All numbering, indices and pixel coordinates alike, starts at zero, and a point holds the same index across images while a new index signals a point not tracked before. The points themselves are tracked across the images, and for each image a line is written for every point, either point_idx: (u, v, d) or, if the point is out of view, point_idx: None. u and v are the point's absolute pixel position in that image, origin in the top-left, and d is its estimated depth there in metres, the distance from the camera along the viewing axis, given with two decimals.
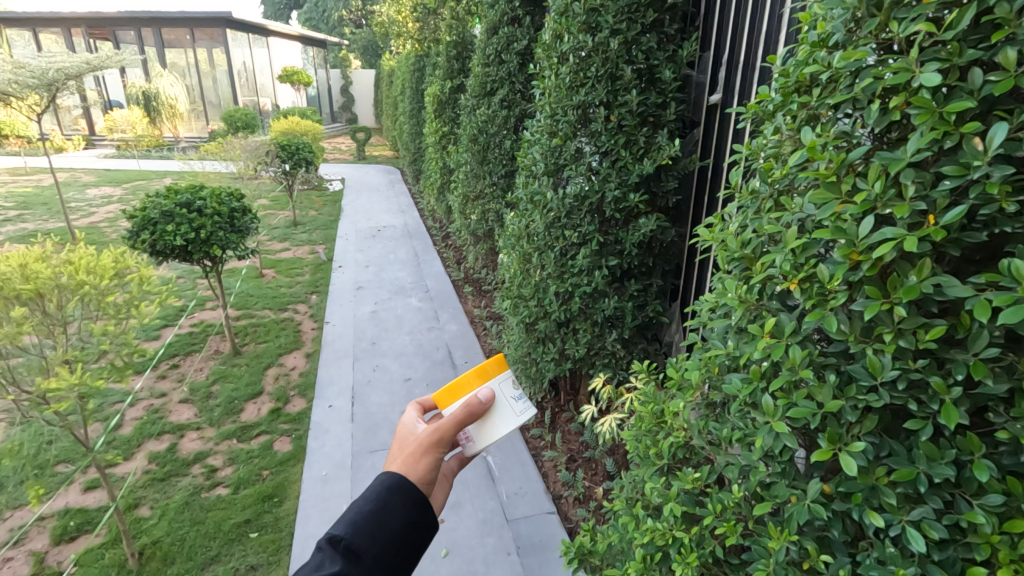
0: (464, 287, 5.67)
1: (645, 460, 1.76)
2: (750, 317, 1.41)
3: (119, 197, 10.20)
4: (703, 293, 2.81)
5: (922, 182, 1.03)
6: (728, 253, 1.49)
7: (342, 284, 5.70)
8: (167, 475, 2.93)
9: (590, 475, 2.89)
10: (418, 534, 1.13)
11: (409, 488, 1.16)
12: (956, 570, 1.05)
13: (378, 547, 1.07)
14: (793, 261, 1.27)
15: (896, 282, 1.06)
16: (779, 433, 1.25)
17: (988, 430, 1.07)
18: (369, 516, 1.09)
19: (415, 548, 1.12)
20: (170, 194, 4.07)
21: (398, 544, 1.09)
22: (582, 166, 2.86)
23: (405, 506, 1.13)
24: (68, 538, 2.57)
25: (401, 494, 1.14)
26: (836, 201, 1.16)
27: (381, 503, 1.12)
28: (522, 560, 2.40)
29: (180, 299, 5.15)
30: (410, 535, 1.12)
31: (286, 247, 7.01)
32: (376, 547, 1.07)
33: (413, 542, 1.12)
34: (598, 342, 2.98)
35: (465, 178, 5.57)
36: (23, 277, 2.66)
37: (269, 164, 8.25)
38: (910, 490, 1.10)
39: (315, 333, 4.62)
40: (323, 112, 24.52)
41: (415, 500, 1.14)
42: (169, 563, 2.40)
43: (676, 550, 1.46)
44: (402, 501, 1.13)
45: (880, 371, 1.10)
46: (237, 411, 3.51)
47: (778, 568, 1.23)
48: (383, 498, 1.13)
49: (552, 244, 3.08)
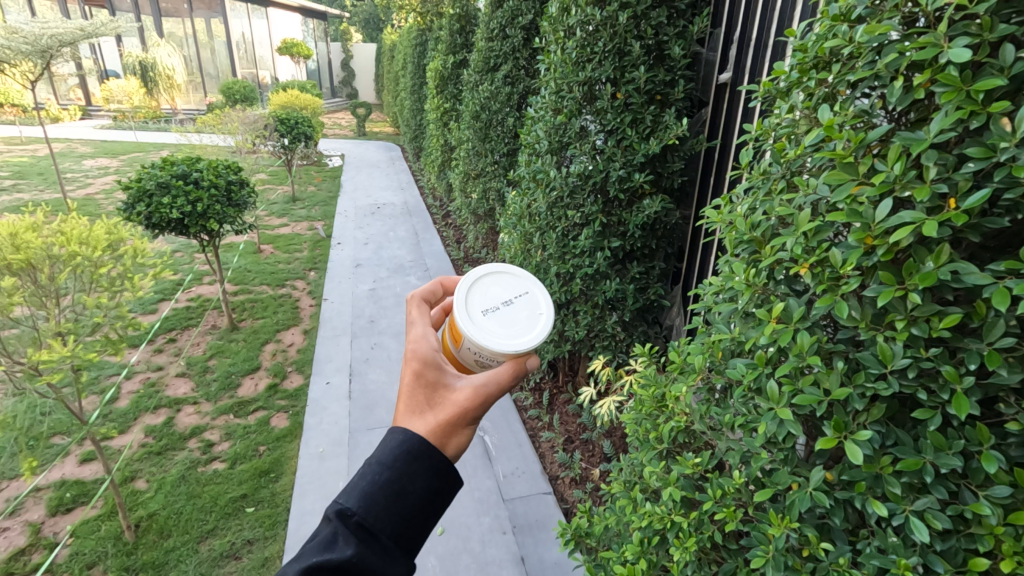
0: (463, 265, 5.60)
1: (644, 443, 1.74)
2: (757, 301, 1.38)
3: (117, 169, 10.09)
4: (706, 277, 2.78)
5: (944, 165, 0.99)
6: (737, 236, 1.44)
7: (340, 261, 5.65)
8: (163, 449, 2.92)
9: (587, 456, 2.88)
10: (439, 503, 1.02)
11: (430, 453, 1.03)
12: (958, 561, 1.04)
13: (395, 521, 0.96)
14: (805, 244, 1.22)
15: (911, 267, 1.03)
16: (784, 420, 1.22)
17: (998, 421, 1.05)
18: (386, 487, 0.97)
19: (435, 518, 1.02)
20: (166, 166, 3.98)
21: (415, 516, 0.98)
22: (586, 145, 2.81)
23: (426, 473, 1.01)
24: (65, 509, 2.56)
25: (422, 460, 1.01)
26: (852, 182, 1.12)
27: (398, 474, 0.99)
28: (517, 539, 2.41)
29: (177, 273, 5.10)
30: (430, 505, 1.01)
31: (284, 223, 6.94)
32: (392, 522, 0.95)
33: (433, 512, 1.01)
34: (598, 324, 2.95)
35: (466, 156, 5.48)
36: (14, 246, 2.60)
37: (268, 138, 8.14)
38: (915, 480, 1.09)
39: (313, 309, 4.59)
40: (324, 86, 24.18)
41: (437, 465, 1.02)
42: (166, 536, 2.40)
43: (674, 534, 1.45)
44: (422, 466, 1.01)
45: (891, 359, 1.07)
46: (234, 386, 3.50)
47: (778, 555, 1.22)
48: (401, 466, 0.99)
49: (554, 224, 3.03)
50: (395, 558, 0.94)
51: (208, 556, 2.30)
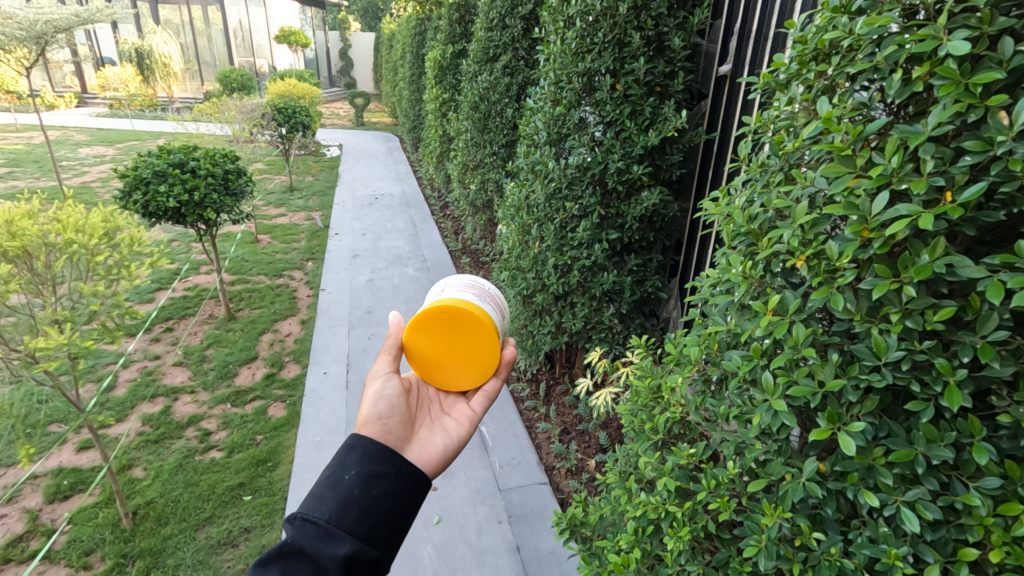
0: (461, 257, 5.56)
1: (640, 434, 1.73)
2: (753, 293, 1.37)
3: (113, 157, 10.02)
4: (704, 270, 2.79)
5: (942, 158, 0.99)
6: (734, 228, 1.43)
7: (337, 252, 5.63)
8: (161, 437, 2.93)
9: (583, 447, 2.88)
10: (381, 486, 1.05)
11: (366, 445, 1.11)
12: (947, 550, 1.08)
13: (335, 504, 0.99)
14: (801, 237, 1.22)
15: (907, 261, 1.04)
16: (778, 411, 1.23)
17: (989, 413, 1.07)
18: (324, 479, 1.04)
19: (384, 502, 1.03)
20: (162, 154, 3.95)
21: (356, 498, 1.01)
22: (585, 136, 2.80)
23: (361, 460, 1.07)
24: (62, 496, 2.56)
25: (356, 452, 1.09)
26: (849, 175, 1.12)
27: (333, 465, 1.06)
28: (513, 529, 2.43)
29: (173, 262, 5.07)
30: (374, 488, 1.04)
31: (281, 213, 6.90)
32: (332, 506, 0.99)
33: (378, 496, 1.04)
34: (596, 316, 2.95)
35: (465, 147, 5.45)
36: (10, 234, 2.59)
37: (265, 127, 8.12)
38: (907, 471, 1.12)
39: (310, 300, 4.57)
40: (322, 76, 24.04)
41: (371, 451, 1.09)
42: (163, 523, 2.41)
43: (668, 524, 1.46)
44: (358, 458, 1.08)
45: (885, 352, 1.09)
46: (231, 375, 3.50)
47: (771, 545, 1.24)
48: (337, 460, 1.07)
49: (552, 216, 3.02)
50: (338, 537, 0.95)
51: (205, 543, 2.32)
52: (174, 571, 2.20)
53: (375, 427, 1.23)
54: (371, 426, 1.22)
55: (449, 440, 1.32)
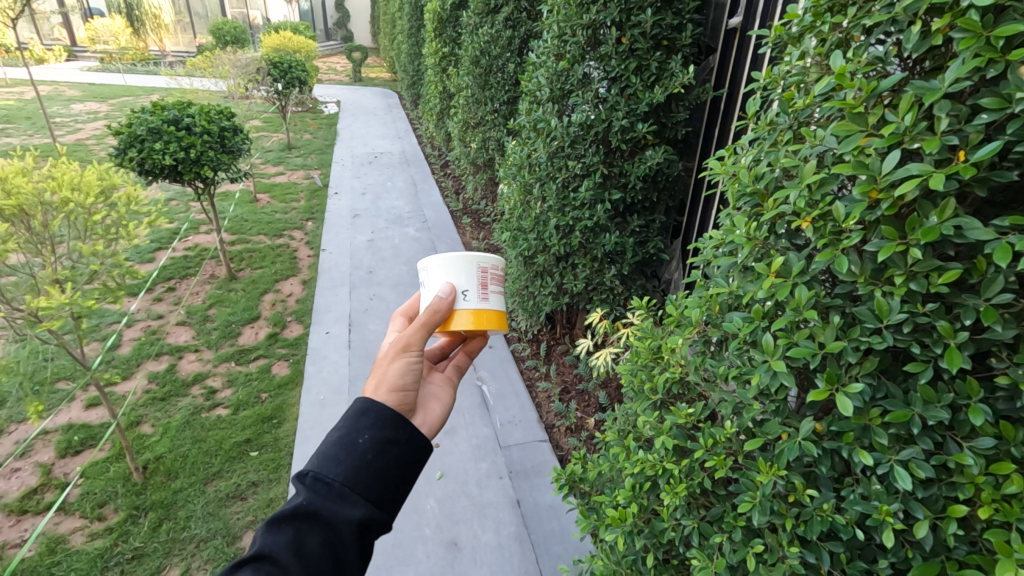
0: (462, 217, 5.50)
1: (639, 393, 1.75)
2: (757, 254, 1.36)
3: (107, 113, 9.82)
4: (707, 231, 2.78)
5: (957, 116, 0.97)
6: (740, 188, 1.41)
7: (337, 211, 5.57)
8: (167, 395, 2.97)
9: (582, 406, 2.92)
10: (393, 453, 1.07)
11: (378, 409, 1.12)
12: (937, 507, 1.11)
13: (349, 468, 1.01)
14: (808, 197, 1.20)
15: (915, 222, 1.02)
16: (777, 372, 1.24)
17: (987, 375, 1.08)
18: (337, 441, 1.05)
19: (394, 469, 1.06)
20: (156, 110, 3.86)
21: (369, 463, 1.03)
22: (589, 93, 2.72)
23: (374, 426, 1.08)
24: (74, 451, 2.61)
25: (369, 415, 1.10)
26: (860, 133, 1.09)
27: (346, 428, 1.07)
28: (513, 484, 2.49)
29: (172, 221, 5.03)
30: (385, 454, 1.06)
31: (280, 171, 6.80)
32: (346, 469, 1.01)
33: (389, 462, 1.06)
34: (597, 277, 2.95)
35: (466, 103, 5.32)
36: (6, 192, 2.55)
37: (260, 83, 7.91)
38: (902, 431, 1.14)
39: (311, 260, 4.56)
40: (318, 29, 23.28)
41: (384, 417, 1.10)
42: (173, 477, 2.48)
43: (665, 480, 1.50)
44: (371, 422, 1.09)
45: (887, 314, 1.09)
46: (234, 335, 3.53)
47: (765, 501, 1.28)
48: (350, 422, 1.08)
49: (554, 175, 2.97)
50: (351, 500, 0.98)
51: (215, 497, 2.39)
52: (185, 522, 2.27)
53: (391, 391, 1.19)
54: (386, 391, 1.17)
55: (447, 407, 1.34)
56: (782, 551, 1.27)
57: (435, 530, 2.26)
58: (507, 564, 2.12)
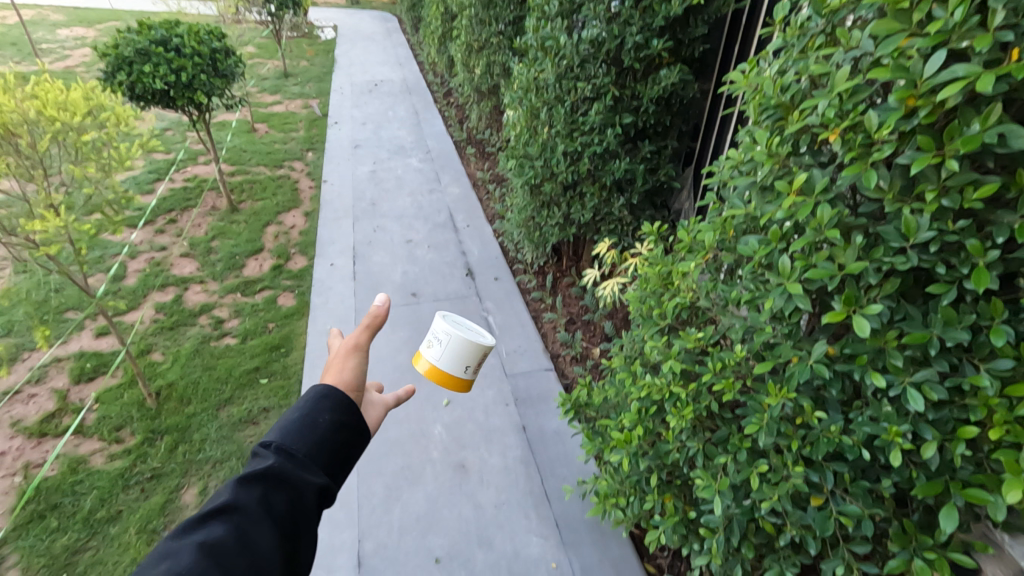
0: (466, 147, 5.32)
1: (647, 320, 1.73)
2: (778, 172, 1.28)
3: (94, 39, 9.39)
4: (721, 155, 2.68)
5: (1014, 8, 0.87)
6: (763, 101, 1.31)
7: (338, 142, 5.41)
8: (175, 324, 2.99)
9: (588, 336, 2.93)
10: (354, 435, 1.00)
11: (340, 391, 1.03)
12: (947, 428, 1.11)
13: (312, 442, 0.93)
14: (839, 107, 1.11)
15: (955, 131, 0.95)
16: (792, 294, 1.20)
17: (1013, 296, 1.05)
18: (297, 417, 0.96)
19: (354, 450, 0.99)
20: (142, 29, 3.65)
21: (333, 439, 0.95)
22: (601, 6, 2.53)
23: (338, 402, 1.00)
24: (88, 378, 2.66)
25: (331, 394, 1.01)
26: (903, 32, 0.99)
27: (307, 404, 0.98)
28: (519, 411, 2.53)
29: (169, 152, 4.89)
30: (345, 433, 0.99)
31: (277, 100, 6.56)
32: (308, 442, 0.93)
33: (350, 443, 0.99)
34: (605, 207, 2.87)
35: (469, 24, 5.02)
36: None
37: (252, 4, 7.48)
38: (918, 353, 1.11)
39: (312, 192, 4.47)
40: None
41: (346, 397, 1.02)
42: (186, 403, 2.53)
43: (671, 404, 1.50)
44: (335, 399, 1.01)
45: (915, 232, 1.03)
46: (239, 266, 3.51)
47: (772, 422, 1.29)
48: (312, 399, 0.99)
49: (562, 98, 2.82)
50: (314, 473, 0.90)
51: (228, 421, 2.45)
52: (201, 444, 2.34)
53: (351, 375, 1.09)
54: (345, 380, 1.08)
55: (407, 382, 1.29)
56: (786, 471, 1.29)
57: (443, 453, 2.32)
58: (514, 485, 2.20)
